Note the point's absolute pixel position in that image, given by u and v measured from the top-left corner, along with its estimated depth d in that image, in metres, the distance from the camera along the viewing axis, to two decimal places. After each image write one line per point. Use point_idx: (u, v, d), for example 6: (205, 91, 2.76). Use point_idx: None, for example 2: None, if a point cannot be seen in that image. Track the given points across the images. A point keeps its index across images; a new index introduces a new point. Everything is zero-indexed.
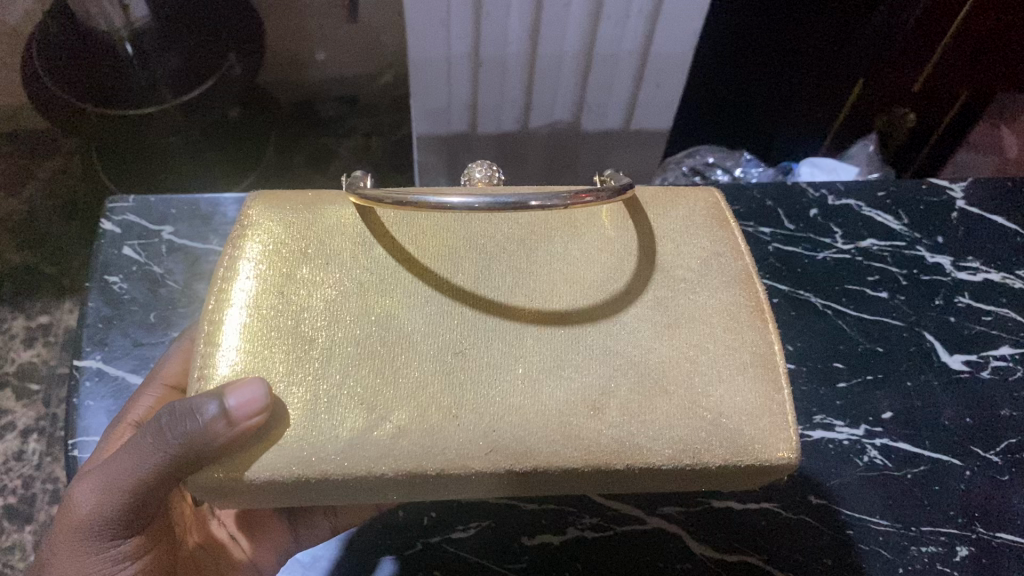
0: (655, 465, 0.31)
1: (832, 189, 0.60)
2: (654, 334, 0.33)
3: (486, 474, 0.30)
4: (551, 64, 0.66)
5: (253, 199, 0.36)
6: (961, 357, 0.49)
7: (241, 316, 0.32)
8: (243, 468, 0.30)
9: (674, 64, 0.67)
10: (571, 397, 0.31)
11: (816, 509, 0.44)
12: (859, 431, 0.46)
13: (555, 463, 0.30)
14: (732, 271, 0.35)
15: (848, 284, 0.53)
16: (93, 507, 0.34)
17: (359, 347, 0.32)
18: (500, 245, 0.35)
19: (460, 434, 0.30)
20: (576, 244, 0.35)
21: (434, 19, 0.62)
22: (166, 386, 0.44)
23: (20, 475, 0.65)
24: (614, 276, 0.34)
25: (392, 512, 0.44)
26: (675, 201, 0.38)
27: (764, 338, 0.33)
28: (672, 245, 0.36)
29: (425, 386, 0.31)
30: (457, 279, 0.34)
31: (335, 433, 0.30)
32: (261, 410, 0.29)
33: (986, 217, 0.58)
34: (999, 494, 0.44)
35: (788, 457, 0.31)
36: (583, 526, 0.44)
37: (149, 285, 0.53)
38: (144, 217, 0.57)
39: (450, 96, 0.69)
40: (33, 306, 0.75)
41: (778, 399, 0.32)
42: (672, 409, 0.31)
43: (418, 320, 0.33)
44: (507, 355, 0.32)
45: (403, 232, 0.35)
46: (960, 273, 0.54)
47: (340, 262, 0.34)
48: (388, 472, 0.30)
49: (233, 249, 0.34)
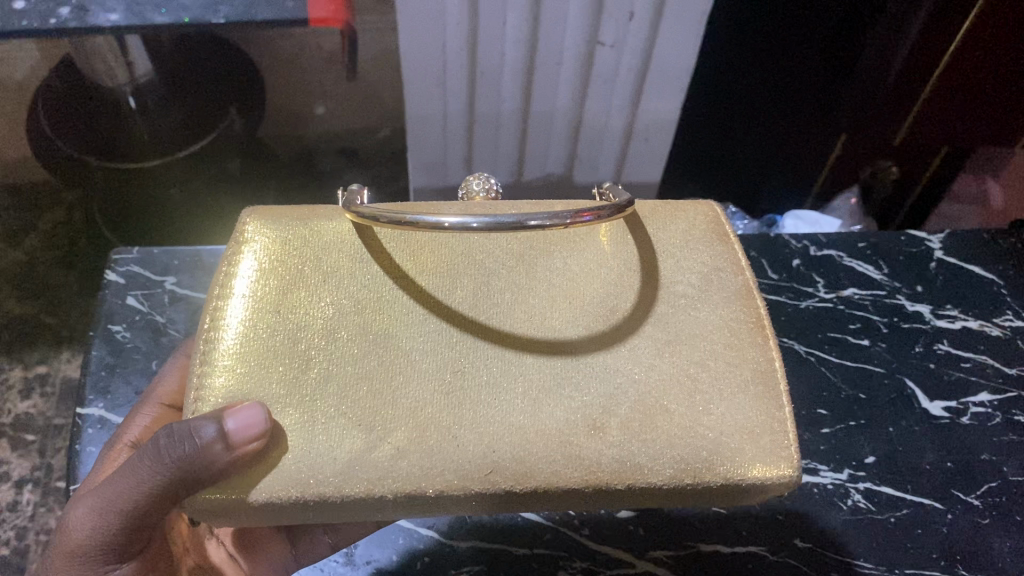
0: (655, 485, 0.32)
1: (813, 240, 0.61)
2: (655, 352, 0.35)
3: (481, 494, 0.31)
4: (544, 120, 0.69)
5: (249, 213, 0.38)
6: (941, 404, 0.51)
7: (233, 339, 0.34)
8: (244, 490, 0.31)
9: (662, 121, 0.69)
10: (572, 416, 0.32)
11: (802, 552, 0.45)
12: (843, 476, 0.48)
13: (557, 482, 0.31)
14: (733, 286, 0.37)
15: (831, 332, 0.55)
16: (90, 531, 0.35)
17: (358, 366, 0.33)
18: (499, 262, 0.37)
19: (459, 453, 0.31)
20: (576, 258, 0.37)
21: (430, 80, 0.64)
22: (163, 405, 0.46)
23: (14, 526, 0.63)
24: (614, 294, 0.36)
25: (387, 560, 0.45)
26: (674, 215, 0.39)
27: (766, 354, 0.35)
28: (673, 261, 0.37)
29: (424, 406, 0.32)
30: (454, 300, 0.35)
31: (335, 452, 0.31)
32: (260, 435, 0.30)
33: (963, 266, 0.59)
34: (981, 537, 0.45)
35: (790, 474, 0.32)
36: (574, 570, 0.44)
37: (152, 333, 0.54)
38: (147, 268, 0.58)
39: (446, 150, 0.72)
40: (31, 356, 0.72)
41: (779, 417, 0.33)
42: (673, 428, 0.33)
43: (418, 340, 0.34)
44: (505, 374, 0.33)
45: (399, 248, 0.37)
46: (939, 321, 0.56)
47: (338, 280, 0.36)
48: (387, 493, 0.31)
49: (230, 264, 0.36)
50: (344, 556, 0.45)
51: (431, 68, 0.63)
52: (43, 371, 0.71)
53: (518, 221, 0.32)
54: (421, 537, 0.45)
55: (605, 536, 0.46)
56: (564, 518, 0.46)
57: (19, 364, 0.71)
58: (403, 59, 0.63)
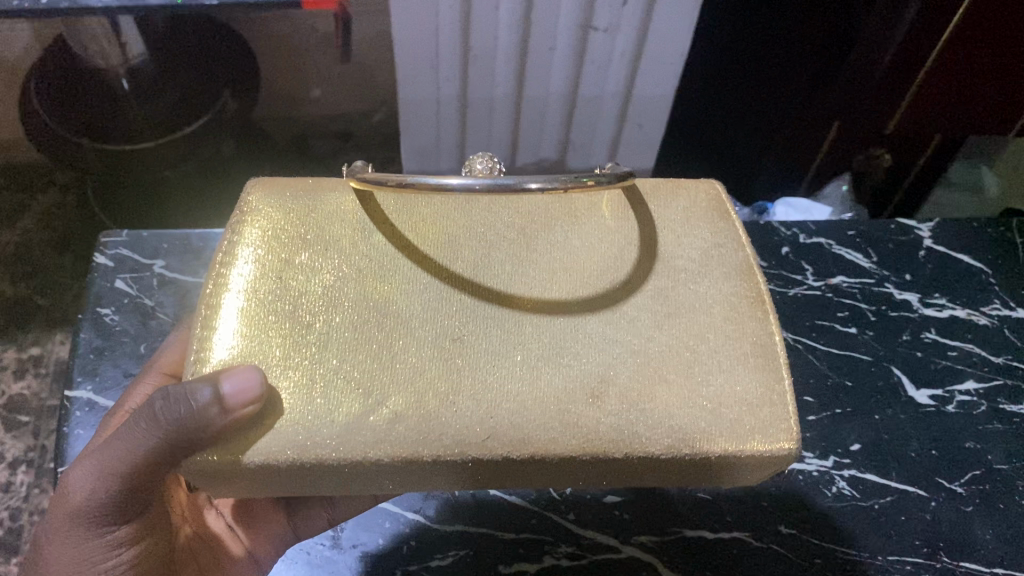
0: (654, 454, 0.32)
1: (803, 228, 0.61)
2: (654, 324, 0.35)
3: (482, 459, 0.31)
4: (538, 104, 0.69)
5: (253, 185, 0.39)
6: (927, 392, 0.51)
7: (243, 298, 0.34)
8: (241, 452, 0.31)
9: (656, 105, 0.70)
10: (571, 384, 0.33)
11: (786, 538, 0.45)
12: (828, 463, 0.48)
13: (554, 450, 0.31)
14: (733, 262, 0.37)
15: (819, 319, 0.55)
16: (89, 493, 0.35)
17: (356, 332, 0.33)
18: (499, 234, 0.38)
19: (459, 420, 0.32)
20: (576, 231, 0.38)
21: (423, 64, 0.65)
22: (164, 374, 0.45)
23: (8, 507, 0.64)
24: (614, 267, 0.37)
25: (375, 544, 0.45)
26: (677, 193, 0.40)
27: (765, 329, 0.35)
28: (673, 236, 0.38)
29: (423, 372, 0.33)
30: (456, 267, 0.36)
31: (332, 418, 0.31)
32: (255, 399, 0.30)
33: (951, 255, 0.59)
34: (965, 523, 0.46)
35: (789, 448, 0.32)
36: (560, 554, 0.45)
37: (140, 317, 0.54)
38: (136, 251, 0.58)
39: (438, 134, 0.72)
40: (26, 337, 0.72)
41: (778, 390, 0.33)
42: (673, 398, 0.33)
43: (416, 308, 0.34)
44: (506, 342, 0.34)
45: (401, 220, 0.38)
46: (927, 310, 0.56)
47: (340, 249, 0.36)
48: (383, 458, 0.31)
49: (233, 233, 0.36)
50: (332, 539, 0.45)
51: (424, 53, 0.64)
52: (37, 352, 0.71)
53: (519, 181, 0.33)
54: (408, 521, 0.46)
55: (592, 521, 0.46)
56: (551, 504, 0.47)
57: (12, 344, 0.72)
58: (396, 44, 0.63)
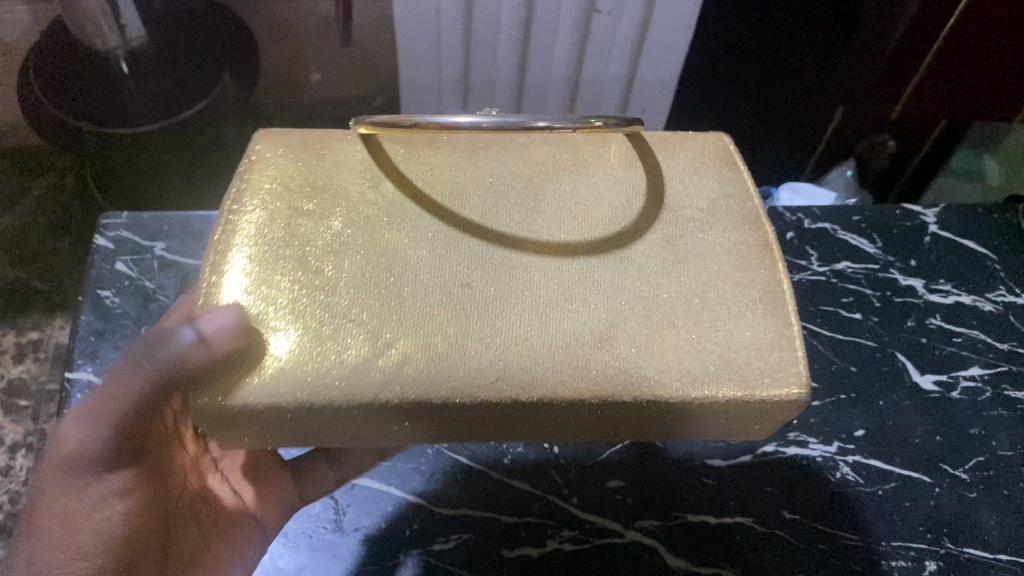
0: (663, 398, 0.31)
1: (808, 213, 0.61)
2: (663, 270, 0.35)
3: (490, 403, 0.31)
4: (539, 89, 0.69)
5: (263, 138, 0.39)
6: (931, 377, 0.51)
7: (251, 249, 0.34)
8: (228, 394, 0.30)
9: (659, 90, 0.69)
10: (579, 328, 0.32)
11: (789, 523, 0.45)
12: (832, 448, 0.48)
13: (562, 393, 0.31)
14: (742, 211, 0.37)
15: (825, 305, 0.54)
16: (79, 442, 0.36)
17: (367, 278, 0.33)
18: (507, 181, 0.38)
19: (468, 362, 0.31)
20: (583, 180, 0.38)
21: (424, 43, 0.65)
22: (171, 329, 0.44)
23: (8, 491, 0.64)
24: (621, 216, 0.36)
25: (376, 526, 0.45)
26: (684, 144, 0.40)
27: (774, 276, 0.35)
28: (681, 186, 0.38)
29: (433, 316, 0.32)
30: (465, 213, 0.36)
31: (340, 360, 0.31)
32: (235, 333, 0.31)
33: (957, 241, 0.59)
34: (968, 509, 0.46)
35: (798, 393, 0.32)
36: (562, 538, 0.44)
37: (141, 300, 0.54)
38: (137, 233, 0.58)
39: (440, 118, 0.71)
40: (25, 321, 0.73)
41: (788, 334, 0.33)
42: (681, 342, 0.33)
43: (425, 255, 0.34)
44: (514, 289, 0.33)
45: (413, 170, 0.38)
46: (932, 296, 0.55)
47: (350, 196, 0.36)
48: (392, 399, 0.31)
49: (242, 185, 0.36)
50: (333, 523, 0.45)
51: (425, 32, 0.63)
52: (36, 336, 0.72)
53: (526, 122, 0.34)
54: (406, 502, 0.46)
55: (594, 505, 0.46)
56: (554, 488, 0.46)
57: (13, 330, 0.72)
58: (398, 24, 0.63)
